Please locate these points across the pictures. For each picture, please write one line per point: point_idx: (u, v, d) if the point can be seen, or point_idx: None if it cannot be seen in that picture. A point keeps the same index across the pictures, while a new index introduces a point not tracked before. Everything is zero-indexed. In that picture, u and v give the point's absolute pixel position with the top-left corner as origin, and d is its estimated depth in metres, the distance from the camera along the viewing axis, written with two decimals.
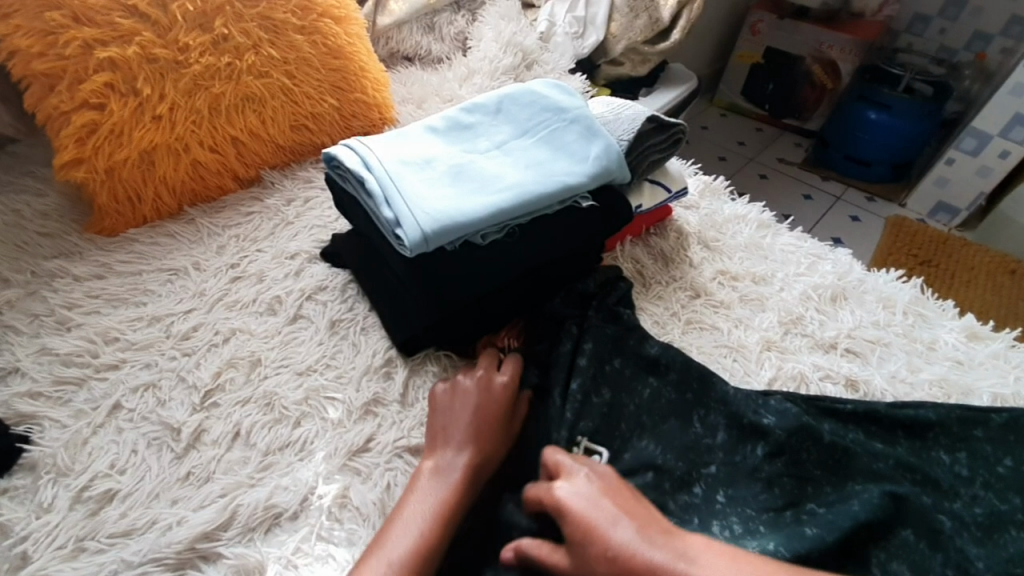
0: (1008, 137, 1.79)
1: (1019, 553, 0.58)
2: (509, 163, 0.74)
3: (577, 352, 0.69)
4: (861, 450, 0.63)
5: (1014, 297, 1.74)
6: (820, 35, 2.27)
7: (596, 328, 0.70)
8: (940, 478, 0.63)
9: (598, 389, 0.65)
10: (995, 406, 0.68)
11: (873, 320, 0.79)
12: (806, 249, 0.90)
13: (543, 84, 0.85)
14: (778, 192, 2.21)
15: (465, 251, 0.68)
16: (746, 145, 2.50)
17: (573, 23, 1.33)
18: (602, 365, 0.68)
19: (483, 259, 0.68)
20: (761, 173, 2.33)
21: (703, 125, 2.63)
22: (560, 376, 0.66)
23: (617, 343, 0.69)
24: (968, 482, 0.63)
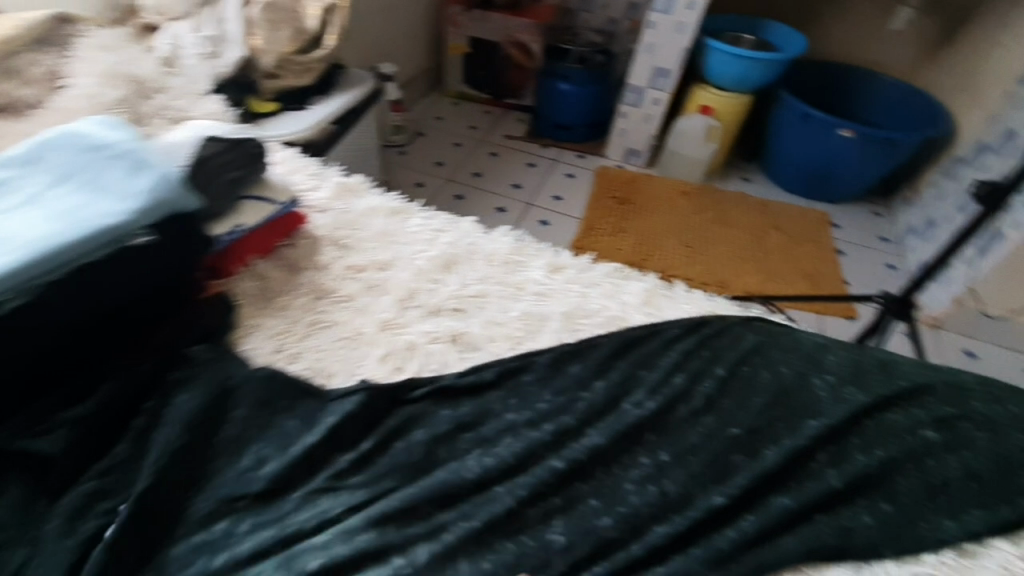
0: (655, 87, 2.20)
1: (578, 439, 0.70)
2: (34, 218, 0.67)
3: (146, 409, 0.68)
4: (440, 405, 0.72)
5: (688, 213, 2.16)
6: (506, 23, 2.55)
7: (166, 381, 0.71)
8: (514, 399, 0.74)
9: (181, 432, 0.66)
10: (564, 332, 0.81)
11: (478, 277, 0.90)
12: (431, 226, 0.99)
13: (92, 122, 0.79)
14: (507, 167, 2.44)
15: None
16: (479, 127, 2.68)
17: (201, 44, 1.32)
18: (188, 404, 0.69)
19: (10, 333, 0.62)
20: (491, 151, 2.53)
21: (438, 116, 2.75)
22: (136, 428, 0.67)
23: (200, 381, 0.71)
24: (539, 393, 0.75)
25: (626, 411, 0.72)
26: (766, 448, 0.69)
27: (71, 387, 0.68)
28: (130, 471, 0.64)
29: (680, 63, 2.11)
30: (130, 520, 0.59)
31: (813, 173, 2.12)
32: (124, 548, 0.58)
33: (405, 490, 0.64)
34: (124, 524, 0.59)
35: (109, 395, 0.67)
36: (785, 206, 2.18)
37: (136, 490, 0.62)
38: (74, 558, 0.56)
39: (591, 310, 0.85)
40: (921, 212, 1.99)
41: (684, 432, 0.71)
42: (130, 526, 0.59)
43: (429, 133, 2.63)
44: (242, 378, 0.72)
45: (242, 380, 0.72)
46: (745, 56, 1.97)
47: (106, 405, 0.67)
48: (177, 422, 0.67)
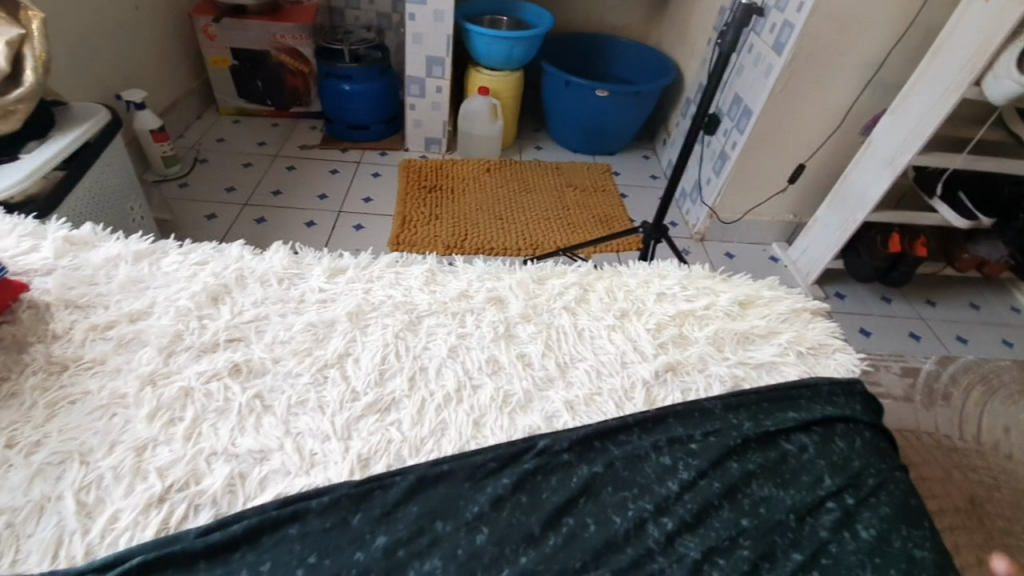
0: (433, 75, 2.25)
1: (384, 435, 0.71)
2: None
3: None
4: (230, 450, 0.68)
5: (494, 187, 2.28)
6: (268, 27, 2.36)
7: None
8: (310, 413, 0.73)
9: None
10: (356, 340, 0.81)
11: (252, 301, 0.86)
12: (191, 260, 0.91)
13: None
14: (308, 178, 2.31)
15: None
16: (267, 143, 2.50)
17: None
18: None
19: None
20: (287, 164, 2.38)
21: (218, 137, 2.49)
22: None
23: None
24: (335, 399, 0.75)
25: (425, 387, 0.76)
26: (553, 386, 0.78)
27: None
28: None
29: (450, 50, 2.19)
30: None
31: (589, 132, 2.38)
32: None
33: (188, 550, 0.58)
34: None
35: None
36: (573, 165, 2.42)
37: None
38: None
39: (377, 303, 0.86)
40: (675, 148, 2.36)
41: (478, 391, 0.76)
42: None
43: (211, 158, 2.37)
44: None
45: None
46: (503, 37, 2.11)
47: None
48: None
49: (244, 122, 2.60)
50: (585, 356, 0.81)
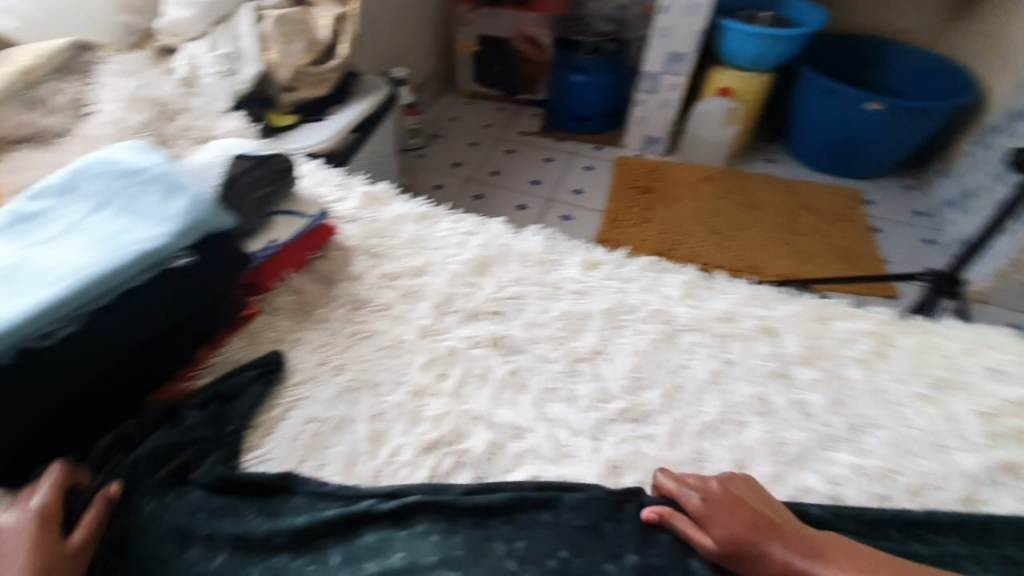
0: (672, 72, 2.16)
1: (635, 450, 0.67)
2: (79, 245, 0.67)
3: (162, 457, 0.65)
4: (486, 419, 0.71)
5: (713, 199, 2.10)
6: (515, 17, 2.50)
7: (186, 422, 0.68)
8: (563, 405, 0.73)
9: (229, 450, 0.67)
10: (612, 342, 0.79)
11: (512, 278, 0.88)
12: (461, 229, 0.97)
13: (123, 148, 0.79)
14: (526, 163, 2.38)
15: (26, 361, 0.59)
16: (493, 126, 2.63)
17: (218, 62, 1.28)
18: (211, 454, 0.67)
19: (48, 369, 0.60)
20: (508, 149, 2.46)
21: (451, 117, 2.72)
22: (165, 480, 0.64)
23: (208, 414, 0.69)
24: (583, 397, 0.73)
25: (683, 407, 0.71)
26: (838, 445, 0.67)
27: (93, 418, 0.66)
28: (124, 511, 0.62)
29: (695, 45, 2.07)
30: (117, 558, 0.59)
31: (839, 151, 2.08)
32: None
33: (459, 505, 0.62)
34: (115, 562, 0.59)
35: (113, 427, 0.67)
36: (811, 185, 2.13)
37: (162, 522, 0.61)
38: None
39: (633, 307, 0.82)
40: (953, 185, 1.94)
41: (745, 429, 0.68)
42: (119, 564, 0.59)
43: (445, 135, 2.60)
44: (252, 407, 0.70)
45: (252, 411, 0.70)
46: (767, 36, 1.92)
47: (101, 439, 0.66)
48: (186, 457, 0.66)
49: (476, 105, 2.77)
50: (880, 420, 0.69)
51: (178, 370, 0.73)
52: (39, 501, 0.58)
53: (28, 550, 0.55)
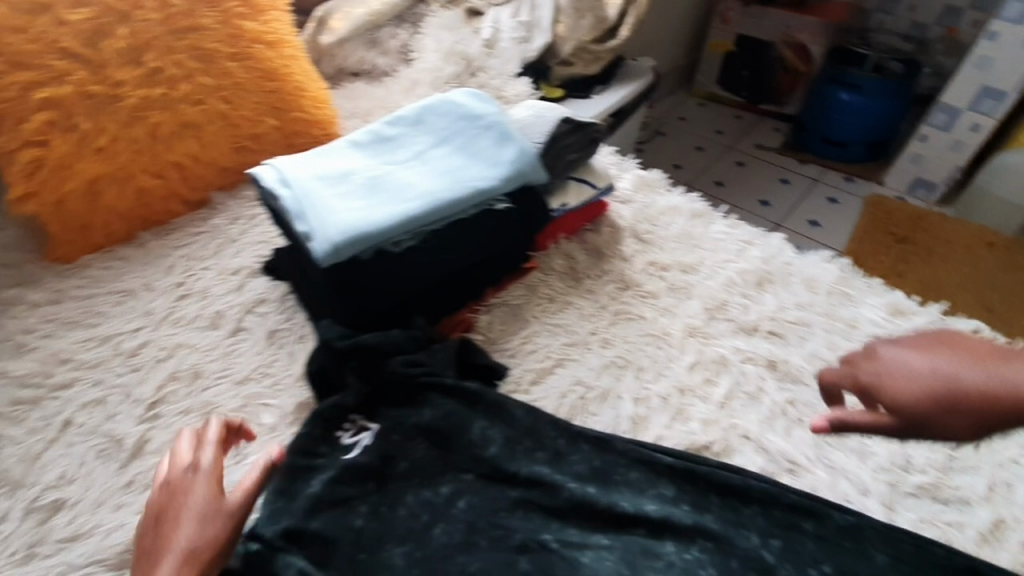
0: (977, 109, 1.80)
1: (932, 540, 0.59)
2: (425, 172, 0.76)
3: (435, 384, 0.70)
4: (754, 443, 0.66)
5: (992, 270, 1.73)
6: (788, 19, 2.26)
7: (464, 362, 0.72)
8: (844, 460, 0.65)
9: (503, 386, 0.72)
10: None
11: (796, 301, 0.81)
12: (739, 235, 0.92)
13: (463, 91, 0.86)
14: (757, 180, 2.18)
15: (383, 260, 0.68)
16: (725, 134, 2.41)
17: (517, 28, 1.33)
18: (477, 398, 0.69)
19: (392, 271, 0.69)
20: (738, 160, 2.28)
21: (679, 116, 2.53)
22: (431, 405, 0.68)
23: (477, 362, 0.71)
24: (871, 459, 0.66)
25: (1006, 510, 0.63)
26: None
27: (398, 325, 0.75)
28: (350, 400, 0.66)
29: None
30: (342, 433, 0.65)
31: None
32: (331, 471, 0.62)
33: (720, 529, 0.59)
34: (332, 438, 0.65)
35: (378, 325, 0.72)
36: None
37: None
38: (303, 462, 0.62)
39: None
40: None
41: None
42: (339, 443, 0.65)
43: (669, 132, 2.44)
44: (496, 363, 0.72)
45: (495, 367, 0.72)
46: None
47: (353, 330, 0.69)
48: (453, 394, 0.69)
49: (709, 108, 2.57)
50: None
51: (472, 299, 0.80)
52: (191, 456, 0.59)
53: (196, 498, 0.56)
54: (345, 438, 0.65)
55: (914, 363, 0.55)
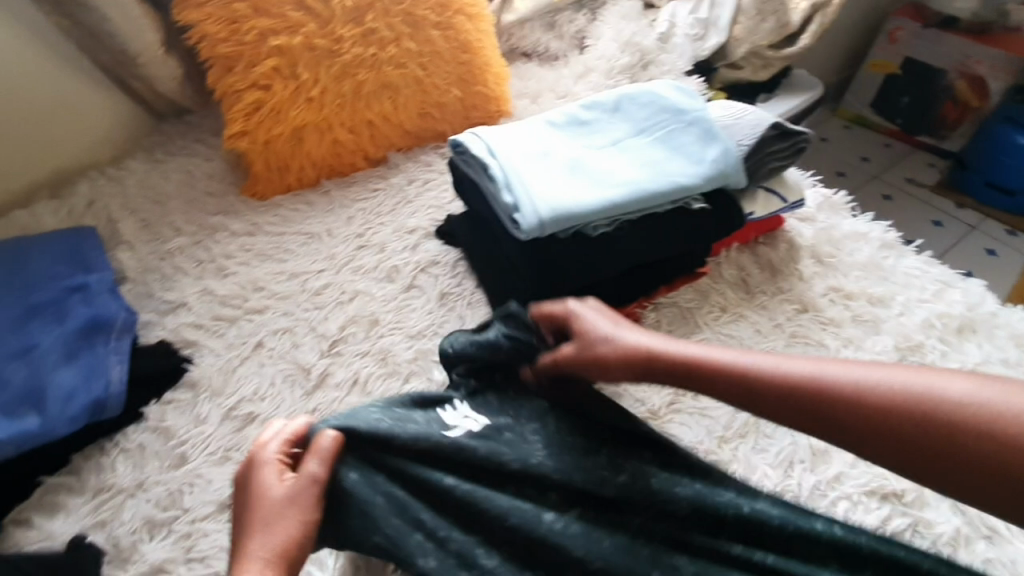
0: None
1: None
2: (626, 161, 0.75)
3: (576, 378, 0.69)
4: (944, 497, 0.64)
5: None
6: (968, 47, 1.97)
7: None
8: None
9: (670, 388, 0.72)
10: None
11: (1003, 357, 0.76)
12: (934, 274, 0.86)
13: (665, 84, 0.84)
14: (903, 218, 1.99)
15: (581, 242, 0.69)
16: (869, 160, 2.20)
17: (693, 25, 1.29)
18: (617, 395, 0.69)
19: (587, 255, 0.70)
20: (885, 193, 2.07)
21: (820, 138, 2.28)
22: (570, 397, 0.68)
23: None
24: None
25: None
26: None
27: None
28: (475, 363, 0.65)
29: None
30: (443, 413, 0.62)
31: None
32: None
33: None
34: (435, 415, 0.61)
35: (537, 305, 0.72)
36: None
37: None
38: (420, 426, 0.59)
39: None
40: None
41: None
42: (441, 418, 0.61)
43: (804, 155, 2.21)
44: None
45: None
46: None
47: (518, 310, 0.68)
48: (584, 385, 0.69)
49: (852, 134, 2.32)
50: None
51: (646, 295, 0.79)
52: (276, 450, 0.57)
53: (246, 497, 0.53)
54: (446, 417, 0.62)
55: (748, 359, 0.54)
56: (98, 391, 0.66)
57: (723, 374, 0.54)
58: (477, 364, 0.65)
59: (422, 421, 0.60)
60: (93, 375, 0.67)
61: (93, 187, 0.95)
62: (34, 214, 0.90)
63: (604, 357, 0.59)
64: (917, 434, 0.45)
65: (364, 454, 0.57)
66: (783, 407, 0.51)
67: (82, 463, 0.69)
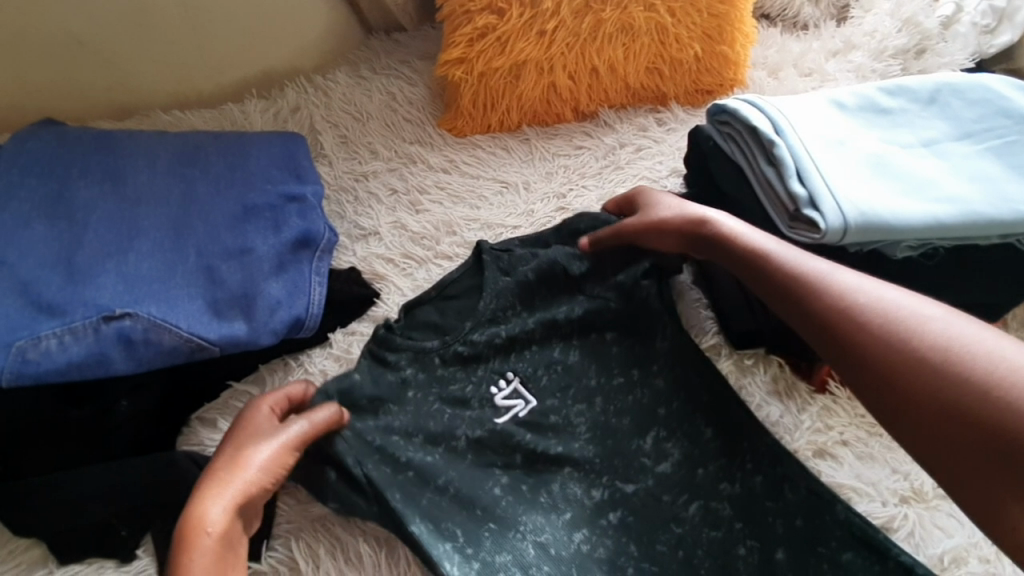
0: None
1: None
2: (949, 170, 0.59)
3: (697, 436, 0.59)
4: None
5: None
6: None
7: (713, 407, 0.60)
8: None
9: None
10: None
11: None
12: None
13: (1003, 81, 0.65)
14: None
15: (873, 261, 0.58)
16: None
17: (986, 14, 0.96)
18: (731, 454, 0.58)
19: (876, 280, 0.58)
20: None
21: None
22: (693, 457, 0.58)
23: (721, 407, 0.60)
24: None
25: None
26: None
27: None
28: (530, 345, 0.63)
29: None
30: (495, 390, 0.62)
31: None
32: (615, 492, 0.58)
33: None
34: (484, 393, 0.62)
35: (739, 343, 0.64)
36: None
37: (856, 482, 0.57)
38: (454, 395, 0.61)
39: None
40: None
41: None
42: (492, 398, 0.61)
43: None
44: (722, 397, 0.60)
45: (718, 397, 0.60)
46: None
47: (594, 269, 0.66)
48: (706, 439, 0.59)
49: None
50: None
51: None
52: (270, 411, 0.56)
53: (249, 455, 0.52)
54: (498, 397, 0.61)
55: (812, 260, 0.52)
56: (300, 310, 0.63)
57: (814, 293, 0.50)
58: (540, 362, 0.63)
59: (471, 400, 0.61)
60: (295, 292, 0.64)
61: (299, 92, 0.92)
62: (245, 112, 0.90)
63: (726, 245, 0.57)
64: (967, 443, 0.40)
65: (480, 432, 0.60)
66: (813, 325, 0.50)
67: (265, 374, 0.66)
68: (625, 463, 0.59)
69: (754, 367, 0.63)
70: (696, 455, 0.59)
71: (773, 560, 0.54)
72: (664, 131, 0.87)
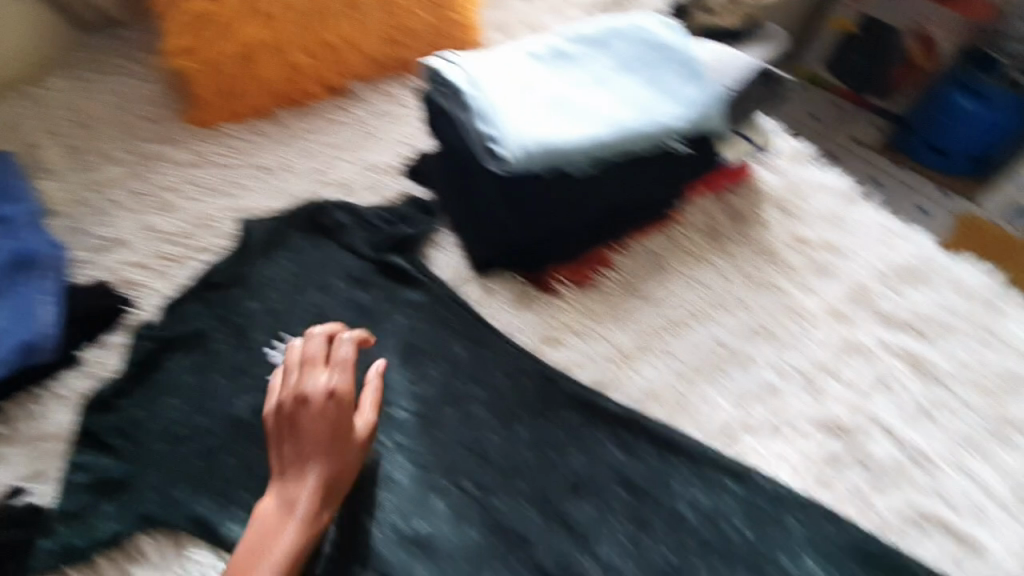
0: None
1: None
2: (610, 98, 0.73)
3: (455, 354, 0.68)
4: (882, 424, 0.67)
5: None
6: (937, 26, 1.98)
7: (466, 328, 0.69)
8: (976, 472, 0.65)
9: (640, 332, 0.72)
10: None
11: (941, 304, 0.79)
12: (886, 225, 0.88)
13: (650, 19, 0.81)
14: None
15: (561, 181, 0.70)
16: None
17: None
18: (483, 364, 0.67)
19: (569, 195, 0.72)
20: None
21: None
22: (450, 373, 0.66)
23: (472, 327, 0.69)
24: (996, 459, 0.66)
25: None
26: None
27: (547, 256, 0.75)
28: (302, 315, 0.70)
29: None
30: (271, 353, 0.66)
31: None
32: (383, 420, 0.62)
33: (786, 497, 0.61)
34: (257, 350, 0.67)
35: (483, 269, 0.74)
36: None
37: (586, 356, 0.69)
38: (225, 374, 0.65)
39: None
40: None
41: None
42: (269, 358, 0.66)
43: None
44: (471, 319, 0.70)
45: (469, 320, 0.70)
46: None
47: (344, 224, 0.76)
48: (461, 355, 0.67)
49: None
50: None
51: (620, 238, 0.80)
52: (318, 388, 0.56)
53: (320, 438, 0.55)
54: (276, 358, 0.66)
55: None
56: (27, 334, 0.61)
57: None
58: (313, 323, 0.69)
59: (242, 376, 0.65)
60: (20, 317, 0.62)
61: (3, 105, 0.82)
62: None
63: None
64: None
65: (258, 400, 0.64)
66: None
67: (10, 411, 0.62)
68: (393, 388, 0.65)
69: (497, 286, 0.74)
70: (455, 369, 0.66)
71: (525, 437, 0.63)
72: (412, 95, 0.94)
